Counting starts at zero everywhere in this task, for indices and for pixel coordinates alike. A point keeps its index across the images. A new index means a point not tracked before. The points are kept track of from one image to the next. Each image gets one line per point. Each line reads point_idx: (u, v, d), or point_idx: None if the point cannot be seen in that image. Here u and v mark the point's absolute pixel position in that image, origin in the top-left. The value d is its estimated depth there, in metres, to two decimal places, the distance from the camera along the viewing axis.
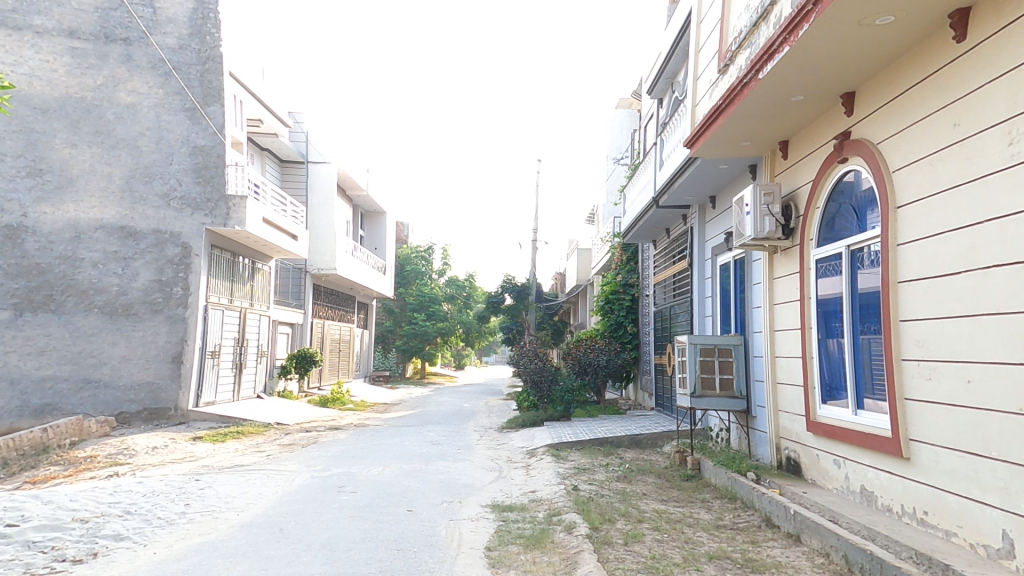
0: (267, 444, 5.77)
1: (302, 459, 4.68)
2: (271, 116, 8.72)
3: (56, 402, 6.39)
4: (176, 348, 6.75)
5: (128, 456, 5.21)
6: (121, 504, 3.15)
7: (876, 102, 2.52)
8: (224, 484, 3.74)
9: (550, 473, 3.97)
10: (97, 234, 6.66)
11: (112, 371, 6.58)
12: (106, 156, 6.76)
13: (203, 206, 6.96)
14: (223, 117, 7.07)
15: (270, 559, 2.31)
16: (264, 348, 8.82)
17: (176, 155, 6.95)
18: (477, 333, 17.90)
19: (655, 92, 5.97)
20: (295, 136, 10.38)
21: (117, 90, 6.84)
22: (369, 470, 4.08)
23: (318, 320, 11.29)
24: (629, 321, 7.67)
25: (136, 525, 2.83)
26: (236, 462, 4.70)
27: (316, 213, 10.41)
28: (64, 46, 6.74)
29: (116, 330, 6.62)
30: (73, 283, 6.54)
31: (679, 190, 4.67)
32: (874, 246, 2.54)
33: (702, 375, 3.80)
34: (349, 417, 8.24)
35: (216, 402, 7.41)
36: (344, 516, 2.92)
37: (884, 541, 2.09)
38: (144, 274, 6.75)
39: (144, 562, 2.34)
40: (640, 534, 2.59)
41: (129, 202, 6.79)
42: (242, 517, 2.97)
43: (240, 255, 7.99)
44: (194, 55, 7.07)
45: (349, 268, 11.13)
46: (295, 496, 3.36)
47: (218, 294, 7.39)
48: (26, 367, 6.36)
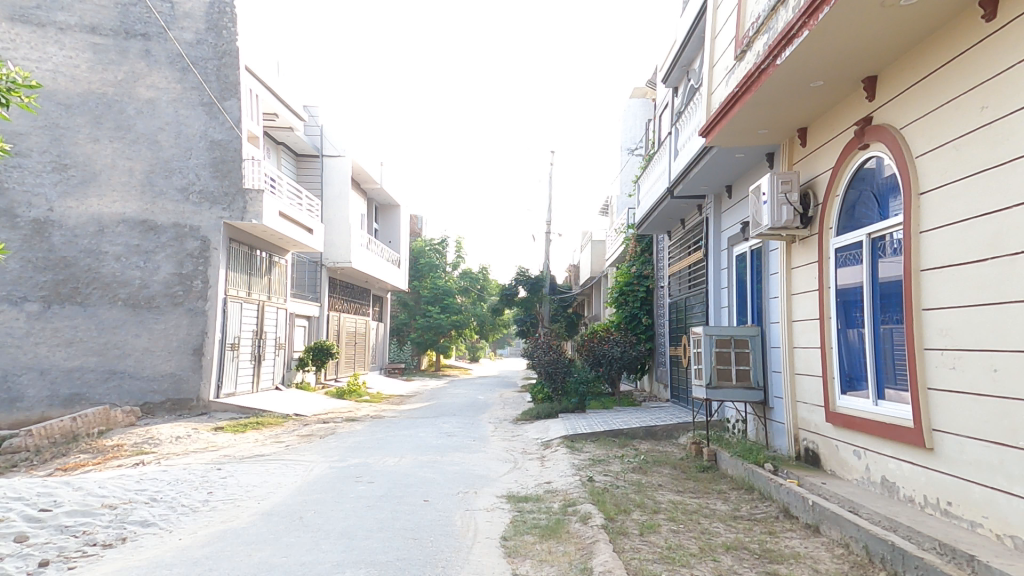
0: (286, 435, 5.86)
1: (320, 449, 4.74)
2: (286, 110, 8.78)
3: (83, 392, 6.54)
4: (197, 341, 6.87)
5: (153, 446, 5.33)
6: (146, 491, 3.22)
7: (899, 86, 2.46)
8: (245, 473, 3.81)
9: (565, 464, 3.98)
10: (120, 228, 6.78)
11: (136, 363, 6.72)
12: (127, 151, 6.87)
13: (221, 200, 7.05)
14: (240, 112, 7.15)
15: (290, 547, 2.35)
16: (282, 341, 8.93)
17: (195, 150, 7.04)
18: (492, 326, 17.95)
19: (670, 81, 5.90)
20: (311, 129, 10.45)
21: (137, 86, 6.94)
22: (385, 461, 4.13)
23: (334, 314, 11.40)
24: (644, 312, 7.62)
25: (162, 512, 2.90)
26: (256, 452, 4.78)
27: (331, 207, 10.48)
28: (86, 43, 6.84)
29: (139, 323, 6.75)
30: (98, 277, 6.68)
31: (694, 180, 4.62)
32: (896, 234, 2.49)
33: (718, 366, 3.76)
34: (365, 409, 8.34)
35: (236, 393, 7.54)
36: (361, 506, 2.96)
37: (905, 532, 2.07)
38: (165, 267, 6.86)
39: (169, 548, 2.40)
40: (656, 524, 2.59)
41: (150, 196, 6.90)
42: (262, 505, 3.03)
43: (257, 249, 8.09)
44: (211, 49, 7.14)
45: (364, 261, 11.22)
46: (312, 486, 3.41)
47: (236, 287, 7.50)
48: (54, 358, 6.50)
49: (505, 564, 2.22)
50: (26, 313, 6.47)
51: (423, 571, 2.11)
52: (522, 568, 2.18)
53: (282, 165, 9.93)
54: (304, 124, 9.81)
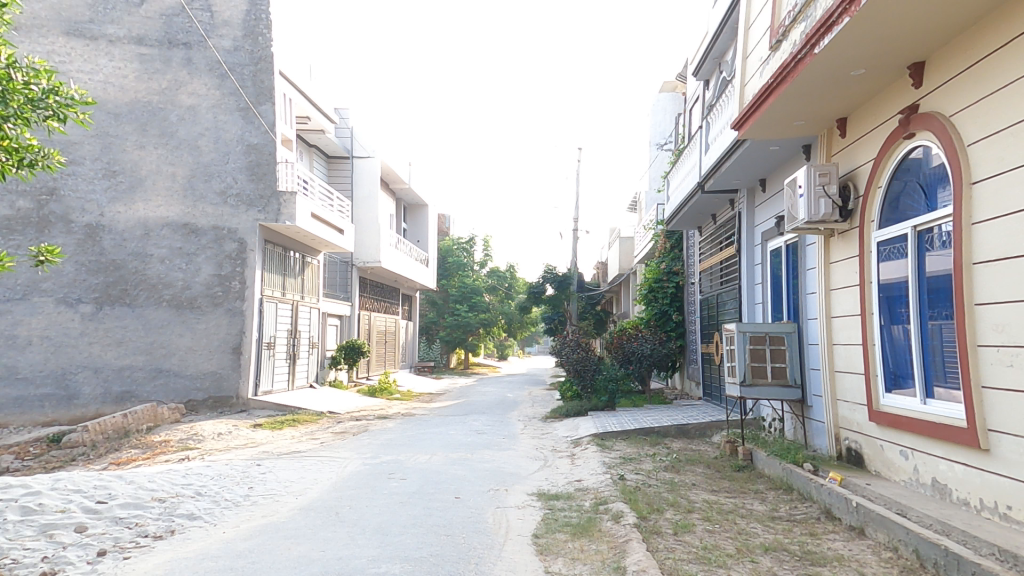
0: (321, 432, 5.98)
1: (353, 447, 4.83)
2: (317, 114, 8.95)
3: (132, 390, 6.81)
4: (235, 340, 7.07)
5: (197, 442, 5.51)
6: (192, 486, 3.34)
7: (948, 72, 2.37)
8: (283, 469, 3.91)
9: (596, 463, 3.97)
10: (163, 232, 7.03)
11: (180, 361, 6.95)
12: (170, 157, 7.11)
13: (257, 203, 7.24)
14: (274, 116, 7.33)
15: (328, 542, 2.40)
16: (315, 340, 9.13)
17: (232, 154, 7.24)
18: (519, 324, 17.98)
19: (701, 74, 5.80)
20: (341, 131, 10.63)
21: (179, 93, 7.17)
22: (417, 458, 4.18)
23: (365, 313, 11.59)
24: (674, 309, 7.49)
25: (207, 506, 3.00)
26: (293, 449, 4.89)
27: (361, 208, 10.64)
28: (133, 53, 7.10)
29: (182, 323, 6.98)
30: (144, 278, 6.93)
31: (726, 175, 4.53)
32: (945, 226, 2.40)
33: (753, 364, 3.69)
34: (397, 407, 8.45)
35: (273, 391, 7.74)
36: (395, 502, 3.00)
37: (960, 536, 1.99)
38: (205, 269, 7.08)
39: (214, 541, 2.48)
40: (690, 524, 2.56)
41: (191, 200, 7.12)
42: (300, 501, 3.10)
43: (290, 250, 8.27)
44: (247, 55, 7.32)
45: (393, 261, 11.36)
46: (348, 482, 3.48)
47: (272, 288, 7.69)
48: (106, 357, 6.79)
49: (540, 562, 2.22)
50: (80, 314, 6.76)
51: (459, 568, 2.13)
52: (556, 566, 2.18)
53: (314, 168, 10.13)
54: (335, 126, 9.98)
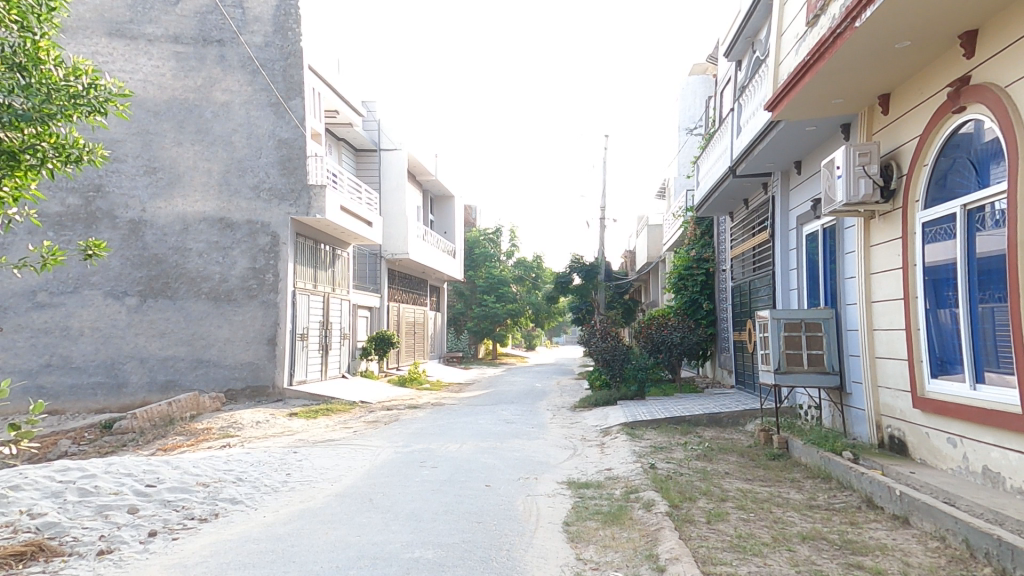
0: (354, 421, 6.10)
1: (386, 434, 4.91)
2: (346, 107, 9.06)
3: (176, 379, 7.08)
4: (270, 331, 7.26)
5: (237, 430, 5.69)
6: (233, 471, 3.46)
7: (1003, 41, 2.25)
8: (319, 456, 4.01)
9: (625, 452, 3.95)
10: (201, 227, 7.24)
11: (219, 352, 7.18)
12: (205, 153, 7.30)
13: (288, 197, 7.38)
14: (304, 110, 7.44)
15: (364, 527, 2.46)
16: (347, 331, 9.31)
17: (264, 149, 7.38)
18: (546, 314, 17.96)
19: (734, 54, 5.64)
20: (369, 125, 10.73)
21: (213, 90, 7.34)
22: (448, 446, 4.24)
23: (394, 304, 11.74)
24: (704, 298, 7.40)
25: (247, 491, 3.11)
26: (328, 437, 5.01)
27: (388, 200, 10.75)
28: (170, 52, 7.29)
29: (220, 315, 7.20)
30: (184, 272, 7.17)
31: (759, 157, 4.42)
32: (997, 204, 2.29)
33: (789, 351, 3.60)
34: (427, 396, 8.56)
35: (307, 381, 7.94)
36: (426, 490, 3.05)
37: (1014, 526, 1.92)
38: (241, 262, 7.27)
39: (256, 524, 2.57)
40: (724, 512, 2.52)
41: (227, 195, 7.31)
42: (336, 487, 3.18)
43: (321, 243, 8.42)
44: (278, 51, 7.44)
45: (420, 253, 11.46)
46: (382, 470, 3.55)
47: (304, 280, 7.85)
48: (150, 348, 7.06)
49: (573, 549, 2.23)
50: (126, 307, 7.03)
51: (490, 554, 2.16)
52: (588, 553, 2.19)
53: (342, 161, 10.26)
54: (362, 120, 10.08)
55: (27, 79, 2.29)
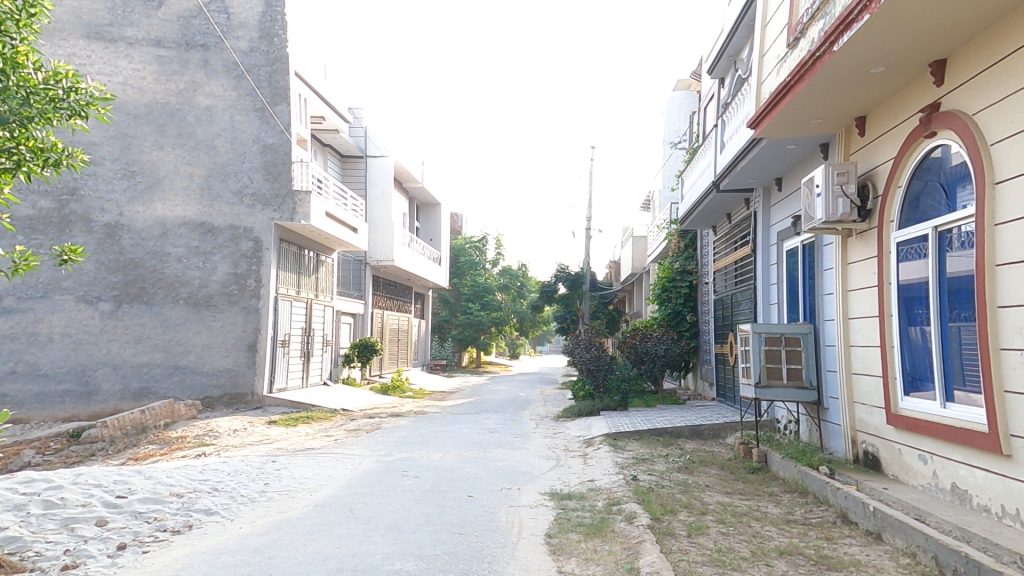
0: (335, 429, 6.04)
1: (367, 444, 4.86)
2: (332, 113, 9.03)
3: (150, 386, 6.94)
4: (251, 337, 7.17)
5: (213, 438, 5.60)
6: (209, 481, 3.40)
7: (971, 69, 2.32)
8: (298, 465, 3.96)
9: (608, 463, 3.95)
10: (181, 231, 7.14)
11: (197, 358, 7.06)
12: (187, 157, 7.21)
13: (272, 202, 7.32)
14: (290, 116, 7.40)
15: (343, 538, 2.42)
16: (329, 338, 9.23)
17: (248, 154, 7.32)
18: (531, 322, 17.97)
19: (717, 72, 5.73)
20: (355, 131, 10.70)
21: (196, 94, 7.27)
22: (431, 456, 4.21)
23: (378, 311, 11.67)
24: (688, 310, 7.44)
25: (223, 501, 3.05)
26: (307, 446, 4.95)
27: (375, 207, 10.72)
28: (151, 55, 7.21)
29: (199, 320, 7.09)
30: (162, 277, 7.05)
31: (742, 174, 4.48)
32: (966, 226, 2.35)
33: (768, 365, 3.64)
34: (409, 405, 8.51)
35: (288, 387, 7.84)
36: (408, 500, 3.02)
37: (980, 543, 1.95)
38: (222, 267, 7.18)
39: (231, 535, 2.52)
40: (705, 526, 2.54)
41: (208, 199, 7.22)
42: (315, 497, 3.14)
43: (305, 249, 8.35)
44: (264, 56, 7.41)
45: (406, 259, 11.42)
46: (362, 480, 3.51)
47: (287, 286, 7.77)
48: (124, 354, 6.91)
49: (552, 563, 2.22)
50: (99, 312, 6.88)
51: (471, 567, 2.14)
52: (568, 566, 2.18)
53: (328, 167, 10.21)
54: (349, 126, 10.07)
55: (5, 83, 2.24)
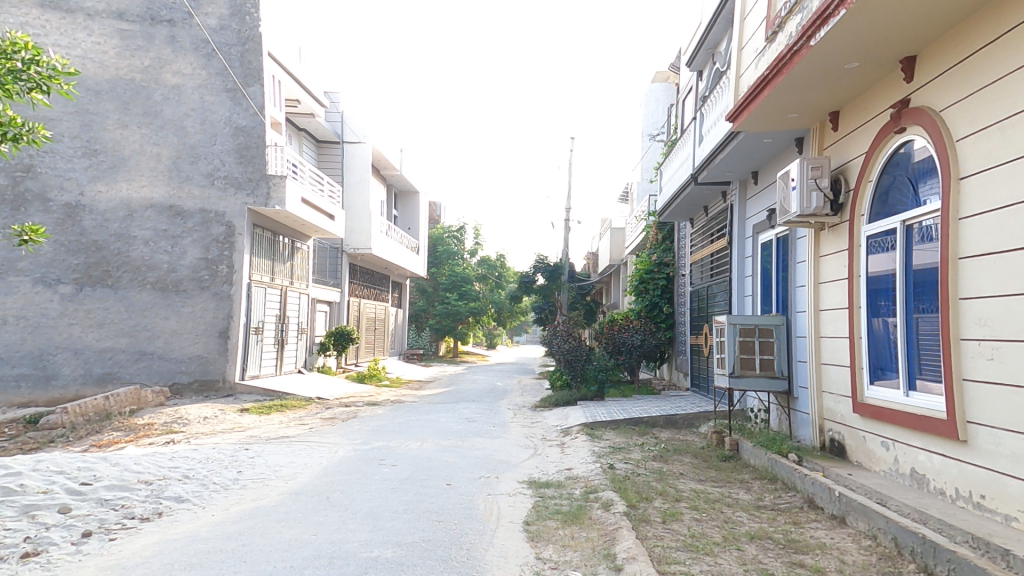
0: (309, 417, 5.97)
1: (342, 433, 4.82)
2: (307, 97, 8.83)
3: (115, 371, 6.75)
4: (222, 324, 7.02)
5: (182, 425, 5.48)
6: (179, 469, 3.33)
7: (939, 66, 2.38)
8: (272, 453, 3.91)
9: (585, 452, 3.99)
10: (148, 213, 6.92)
11: (165, 344, 6.89)
12: (154, 137, 6.99)
13: (245, 186, 7.15)
14: (263, 98, 7.22)
15: (319, 526, 2.41)
16: (304, 326, 9.10)
17: (219, 136, 7.13)
18: (510, 313, 18.01)
19: (695, 65, 5.78)
20: (331, 116, 10.49)
21: (163, 72, 7.04)
22: (407, 445, 4.19)
23: (355, 300, 11.54)
24: (664, 302, 7.57)
25: (194, 489, 2.99)
26: (280, 434, 4.89)
27: (352, 194, 10.56)
28: (113, 29, 6.94)
29: (168, 306, 6.91)
30: (128, 260, 6.84)
31: (720, 167, 4.54)
32: (931, 220, 2.42)
33: (742, 355, 3.71)
34: (385, 394, 8.46)
35: (260, 375, 7.71)
36: (385, 488, 3.01)
37: (936, 525, 2.03)
38: (192, 252, 7.00)
39: (203, 523, 2.48)
40: (679, 513, 2.59)
41: (176, 181, 7.02)
42: (290, 485, 3.10)
43: (280, 235, 8.20)
44: (235, 35, 7.20)
45: (383, 248, 11.30)
46: (339, 467, 3.49)
47: (260, 273, 7.62)
48: (87, 339, 6.70)
49: (530, 549, 2.24)
50: (59, 296, 6.64)
51: (449, 553, 2.14)
52: (546, 553, 2.20)
53: (303, 152, 10.00)
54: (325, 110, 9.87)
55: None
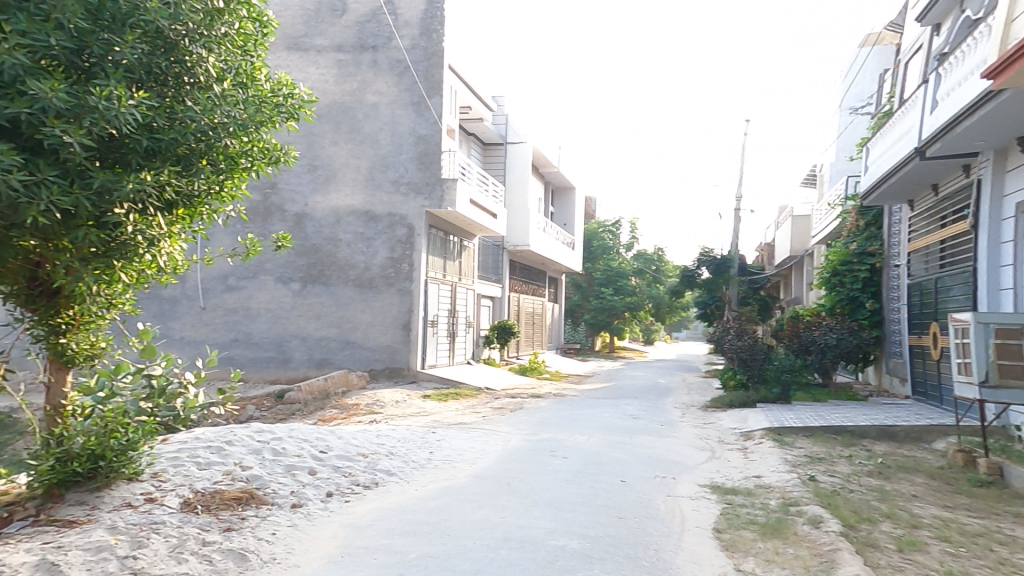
0: (480, 406, 6.38)
1: (512, 423, 5.04)
2: (478, 103, 9.44)
3: (328, 356, 7.90)
4: (406, 316, 7.83)
5: (380, 407, 6.23)
6: (386, 445, 3.79)
7: None
8: (454, 438, 4.26)
9: (776, 460, 3.68)
10: (351, 219, 7.97)
11: (363, 334, 7.89)
12: (356, 151, 8.02)
13: (423, 190, 7.90)
14: (442, 107, 7.91)
15: (505, 509, 2.56)
16: (471, 319, 9.73)
17: (405, 146, 7.95)
18: (668, 308, 17.36)
19: (927, 21, 5.04)
20: (498, 119, 11.09)
21: (366, 93, 8.03)
22: (574, 438, 4.25)
23: (515, 295, 12.05)
24: (868, 297, 6.61)
25: (398, 465, 3.39)
26: (459, 420, 5.29)
27: (513, 193, 10.99)
28: (333, 60, 8.08)
29: (364, 300, 7.90)
30: (336, 260, 7.96)
31: (965, 136, 4.02)
32: None
33: (1000, 361, 3.22)
34: (546, 387, 8.72)
35: (437, 364, 8.46)
36: (561, 479, 3.09)
37: None
38: (381, 252, 7.91)
39: (410, 496, 2.83)
40: (919, 541, 2.25)
41: (371, 189, 7.97)
42: (473, 469, 3.35)
43: (450, 235, 8.89)
44: (423, 52, 7.97)
45: (542, 245, 11.67)
46: (514, 456, 3.66)
47: (435, 270, 8.37)
48: (308, 328, 7.94)
49: (727, 558, 2.12)
50: (291, 291, 7.97)
51: (636, 552, 2.13)
52: (745, 565, 2.07)
53: (472, 155, 10.70)
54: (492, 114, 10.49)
55: (244, 96, 2.58)
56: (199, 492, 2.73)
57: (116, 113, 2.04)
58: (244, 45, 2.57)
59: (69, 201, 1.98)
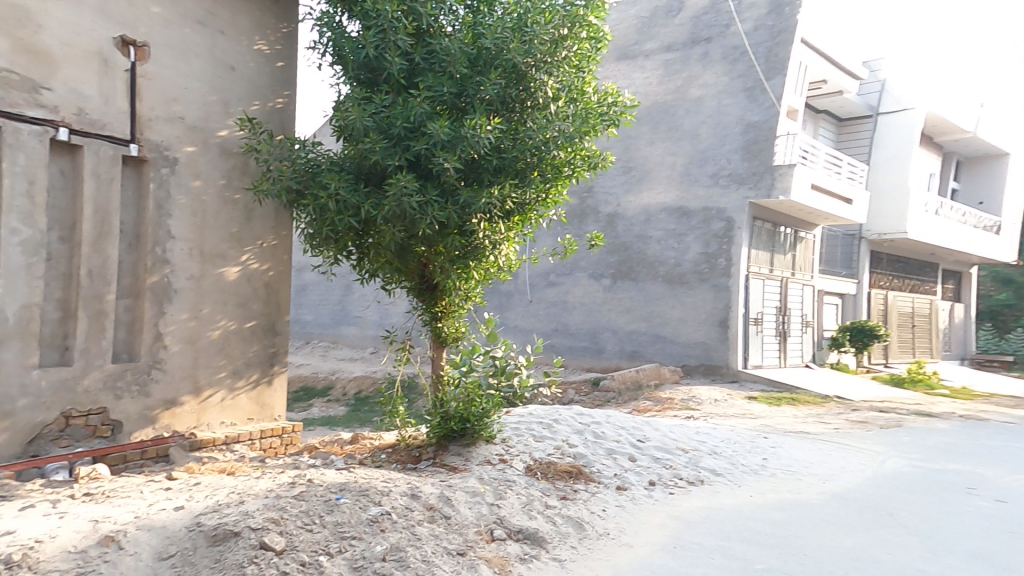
0: (829, 417, 5.73)
1: (888, 442, 4.70)
2: (834, 75, 9.06)
3: (639, 350, 8.27)
4: (722, 313, 7.71)
5: (697, 404, 6.22)
6: (705, 442, 4.11)
7: None
8: (792, 446, 4.31)
9: None
10: (661, 216, 8.23)
11: (673, 330, 8.04)
12: (672, 148, 8.22)
13: (748, 180, 7.65)
14: (784, 87, 7.45)
15: (898, 546, 2.65)
16: (808, 318, 9.05)
17: (729, 136, 7.81)
18: None
19: None
20: (867, 87, 10.61)
21: (690, 87, 8.16)
22: (1001, 476, 3.84)
23: (878, 292, 10.97)
24: None
25: (725, 466, 3.71)
26: (796, 429, 5.01)
27: (883, 172, 10.22)
28: (660, 61, 8.43)
29: (674, 296, 8.04)
30: (644, 257, 8.30)
31: None
32: None
33: None
34: (943, 406, 7.19)
35: (762, 365, 8.10)
36: (989, 526, 2.92)
37: None
38: (694, 247, 7.96)
39: (744, 501, 3.18)
40: None
41: (686, 184, 8.08)
42: (824, 487, 3.46)
43: (779, 226, 8.40)
44: (768, 32, 7.72)
45: (921, 229, 10.31)
46: (894, 482, 3.61)
47: (759, 263, 8.05)
48: (617, 322, 8.47)
49: None
50: (602, 287, 8.62)
51: None
52: None
53: (822, 130, 10.48)
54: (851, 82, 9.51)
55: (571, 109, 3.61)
56: (537, 461, 3.44)
57: (475, 139, 3.22)
58: (578, 65, 3.60)
59: (444, 215, 3.24)
